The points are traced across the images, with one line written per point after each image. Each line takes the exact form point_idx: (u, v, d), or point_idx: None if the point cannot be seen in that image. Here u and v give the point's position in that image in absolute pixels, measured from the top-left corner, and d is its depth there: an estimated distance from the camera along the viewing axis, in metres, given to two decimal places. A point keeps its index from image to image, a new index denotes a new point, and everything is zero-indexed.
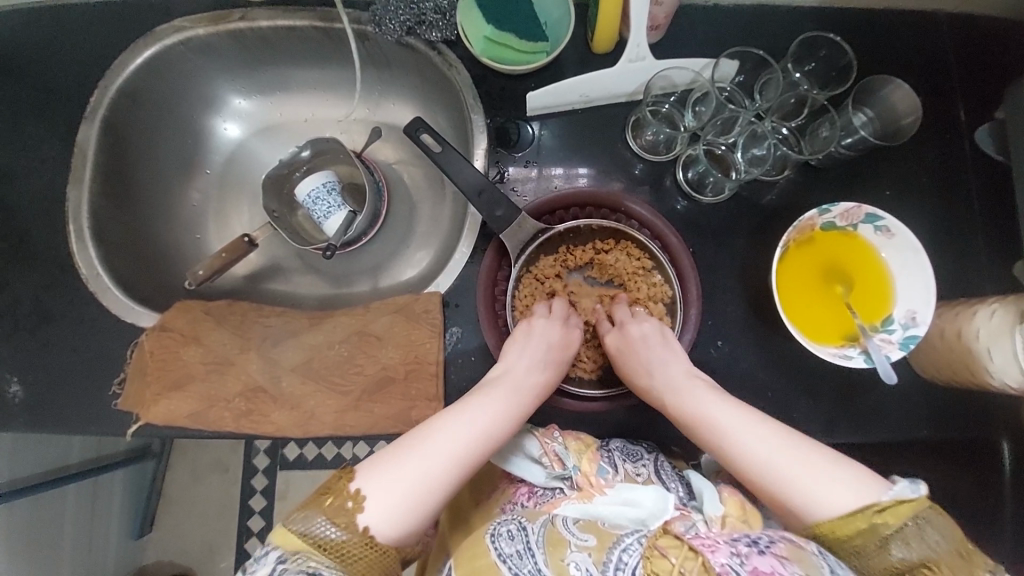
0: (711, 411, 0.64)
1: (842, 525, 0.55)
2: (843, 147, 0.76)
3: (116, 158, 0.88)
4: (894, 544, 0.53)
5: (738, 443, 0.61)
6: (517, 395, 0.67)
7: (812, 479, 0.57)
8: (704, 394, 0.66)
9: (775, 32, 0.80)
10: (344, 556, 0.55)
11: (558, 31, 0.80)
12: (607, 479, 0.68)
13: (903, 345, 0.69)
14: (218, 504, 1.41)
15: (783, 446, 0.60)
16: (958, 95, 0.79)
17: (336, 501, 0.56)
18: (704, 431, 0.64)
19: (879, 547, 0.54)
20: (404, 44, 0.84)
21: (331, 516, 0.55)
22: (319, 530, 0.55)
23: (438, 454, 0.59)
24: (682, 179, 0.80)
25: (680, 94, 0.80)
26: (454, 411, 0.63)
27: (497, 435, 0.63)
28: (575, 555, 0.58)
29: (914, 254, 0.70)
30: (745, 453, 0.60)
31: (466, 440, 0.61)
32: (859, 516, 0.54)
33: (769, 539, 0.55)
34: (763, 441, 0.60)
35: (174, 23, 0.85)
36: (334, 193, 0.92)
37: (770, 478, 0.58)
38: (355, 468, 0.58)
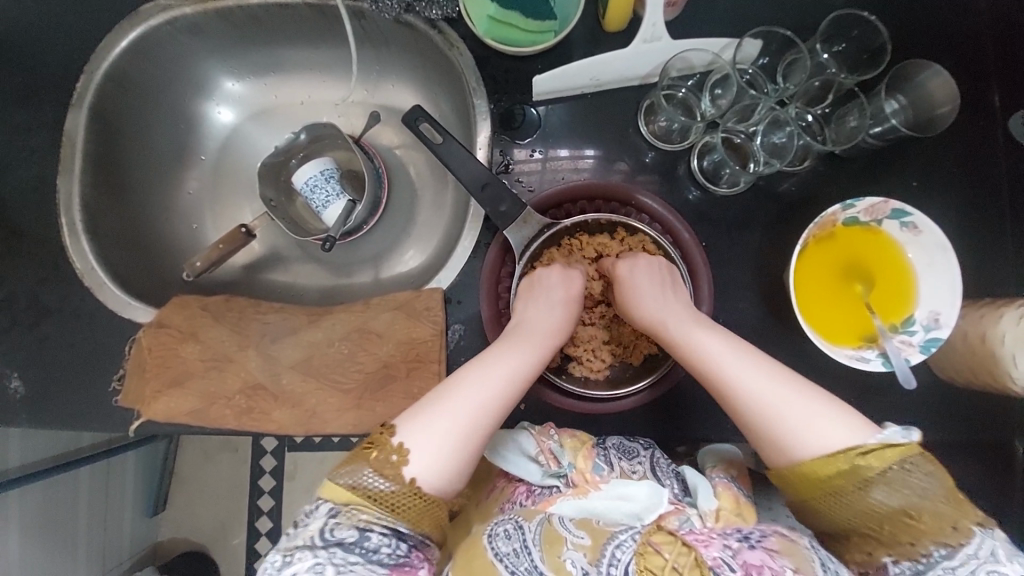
0: (710, 352, 0.63)
1: (822, 465, 0.56)
2: (872, 137, 0.72)
3: (107, 146, 0.84)
4: (875, 486, 0.54)
5: (742, 381, 0.60)
6: (539, 338, 0.67)
7: (811, 417, 0.57)
8: (701, 334, 0.65)
9: (802, 8, 0.74)
10: (394, 507, 0.55)
11: (566, 7, 0.74)
12: (603, 475, 0.66)
13: (923, 348, 0.66)
14: (228, 485, 1.43)
15: (793, 389, 0.59)
16: (998, 76, 0.74)
17: (381, 454, 0.56)
18: (704, 368, 0.63)
19: (859, 489, 0.55)
20: (403, 22, 0.79)
21: (377, 468, 0.56)
22: (367, 482, 0.55)
23: (470, 402, 0.60)
24: (696, 168, 0.76)
25: (698, 77, 0.75)
26: (480, 361, 0.63)
27: (525, 378, 0.63)
28: (571, 553, 0.58)
29: (942, 253, 0.66)
30: (750, 390, 0.59)
31: (496, 385, 0.61)
32: (841, 458, 0.55)
33: (760, 534, 0.59)
34: (772, 381, 0.59)
35: (159, 1, 0.80)
36: (332, 180, 0.88)
37: (771, 418, 0.58)
38: (393, 423, 0.59)
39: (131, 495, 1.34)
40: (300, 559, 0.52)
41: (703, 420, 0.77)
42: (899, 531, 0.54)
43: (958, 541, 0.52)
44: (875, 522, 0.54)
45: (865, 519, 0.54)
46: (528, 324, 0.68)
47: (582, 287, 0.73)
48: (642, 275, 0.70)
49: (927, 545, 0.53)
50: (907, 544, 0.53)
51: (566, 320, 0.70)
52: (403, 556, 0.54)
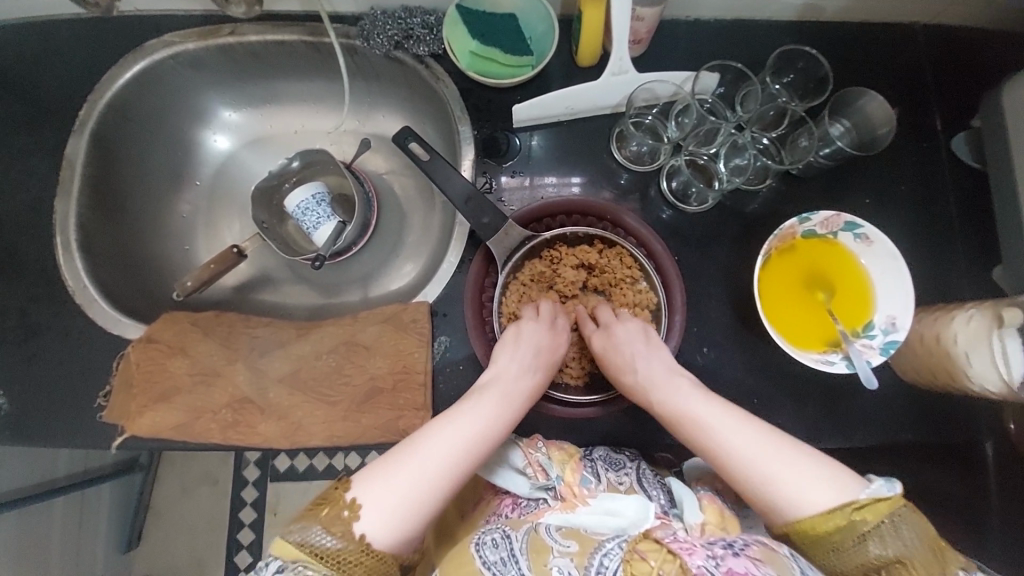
0: (693, 409, 0.64)
1: (821, 521, 0.54)
2: (822, 157, 0.78)
3: (107, 170, 0.88)
4: (870, 540, 0.53)
5: (727, 447, 0.60)
6: (501, 398, 0.66)
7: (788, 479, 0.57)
8: (689, 391, 0.66)
9: (756, 47, 0.82)
10: (342, 565, 0.52)
11: (542, 46, 0.82)
12: (590, 489, 0.67)
13: (883, 350, 0.70)
14: (207, 519, 1.39)
15: (772, 444, 0.59)
16: (934, 105, 0.82)
17: (332, 510, 0.54)
18: (689, 433, 0.64)
19: (856, 544, 0.54)
20: (392, 58, 0.85)
21: (326, 525, 0.53)
22: (315, 538, 0.53)
23: (432, 465, 0.58)
24: (666, 189, 0.81)
25: (663, 106, 0.82)
26: (449, 418, 0.62)
27: (489, 441, 0.62)
28: (557, 561, 0.58)
29: (893, 261, 0.71)
30: (736, 457, 0.59)
31: (458, 449, 0.59)
32: (838, 513, 0.54)
33: (743, 542, 0.56)
34: (752, 445, 0.59)
35: (164, 38, 0.86)
36: (323, 204, 0.92)
37: (758, 481, 0.58)
38: (350, 478, 0.57)
39: (105, 527, 1.30)
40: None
41: None
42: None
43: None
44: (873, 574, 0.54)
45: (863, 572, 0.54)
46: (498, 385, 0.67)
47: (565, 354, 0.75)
48: (626, 339, 0.73)
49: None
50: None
51: (530, 386, 0.69)
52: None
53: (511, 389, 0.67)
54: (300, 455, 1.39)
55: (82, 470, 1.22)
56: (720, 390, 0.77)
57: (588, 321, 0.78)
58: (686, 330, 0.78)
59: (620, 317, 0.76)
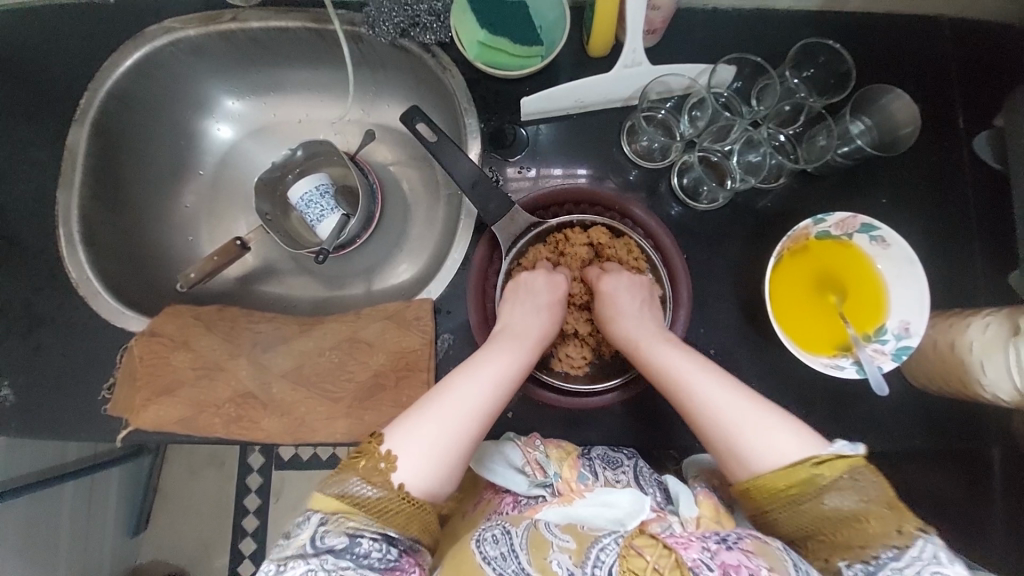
0: (671, 364, 0.66)
1: (781, 475, 0.56)
2: (841, 156, 0.75)
3: (109, 159, 0.87)
4: (828, 493, 0.55)
5: (707, 399, 0.62)
6: (517, 348, 0.68)
7: (762, 433, 0.58)
8: (666, 348, 0.67)
9: (774, 38, 0.79)
10: (383, 514, 0.54)
11: (553, 35, 0.79)
12: (587, 484, 0.67)
13: (895, 356, 0.69)
14: (213, 504, 1.41)
15: (745, 400, 0.61)
16: (958, 101, 0.79)
17: (369, 462, 0.56)
18: (671, 388, 0.65)
19: (814, 497, 0.55)
20: (398, 46, 0.83)
21: (365, 477, 0.55)
22: (355, 490, 0.54)
23: (458, 411, 0.60)
24: (677, 186, 0.79)
25: (677, 99, 0.80)
26: (467, 369, 0.64)
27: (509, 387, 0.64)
28: (557, 556, 0.58)
29: (909, 265, 0.69)
30: (714, 409, 0.61)
31: (481, 393, 0.62)
32: (799, 467, 0.55)
33: (736, 535, 0.56)
34: (731, 399, 0.61)
35: (164, 24, 0.84)
36: (327, 195, 0.91)
37: (731, 434, 0.59)
38: (381, 431, 0.59)
39: (114, 510, 1.32)
40: (292, 568, 0.50)
41: (687, 429, 0.79)
42: (850, 536, 0.54)
43: (904, 543, 0.52)
44: (829, 529, 0.54)
45: (818, 526, 0.55)
46: (511, 339, 0.69)
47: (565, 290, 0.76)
48: (624, 294, 0.74)
49: (876, 547, 0.53)
50: (858, 548, 0.53)
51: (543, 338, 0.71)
52: (394, 561, 0.53)
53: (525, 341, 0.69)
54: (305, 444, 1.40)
55: (91, 456, 1.23)
56: None
57: (593, 268, 0.79)
58: (693, 330, 0.76)
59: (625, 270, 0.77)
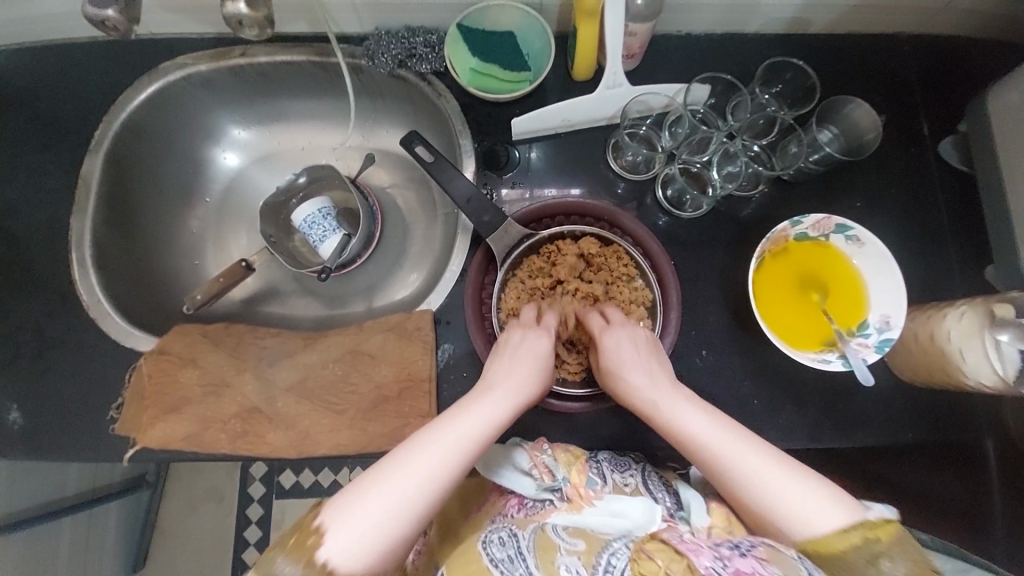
0: (690, 425, 0.62)
1: (834, 540, 0.53)
2: (812, 163, 0.81)
3: (120, 187, 0.91)
4: (885, 560, 0.52)
5: (731, 463, 0.59)
6: (487, 403, 0.62)
7: (800, 498, 0.56)
8: (684, 407, 0.64)
9: (744, 58, 0.85)
10: None
11: (540, 61, 0.86)
12: (595, 490, 0.69)
13: (878, 348, 0.72)
14: (212, 535, 1.39)
15: (775, 464, 0.58)
16: (920, 110, 0.84)
17: (299, 538, 0.52)
18: (695, 452, 0.62)
19: (870, 565, 0.52)
20: (396, 76, 0.89)
21: (291, 554, 0.51)
22: (279, 569, 0.51)
23: (409, 479, 0.54)
24: (662, 197, 0.84)
25: (656, 117, 0.85)
26: (427, 432, 0.58)
27: (474, 449, 0.58)
28: (564, 559, 0.57)
29: (884, 261, 0.73)
30: (743, 476, 0.58)
31: (440, 458, 0.56)
32: (850, 532, 0.53)
33: (749, 543, 0.55)
34: (755, 458, 0.59)
35: (177, 60, 0.90)
36: (329, 218, 0.95)
37: (767, 501, 0.57)
38: (322, 504, 0.54)
39: (113, 544, 1.30)
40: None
41: None
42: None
43: None
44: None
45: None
46: (485, 394, 0.64)
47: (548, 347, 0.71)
48: (625, 347, 0.71)
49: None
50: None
51: (523, 392, 0.66)
52: None
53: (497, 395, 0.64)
54: (305, 470, 1.40)
55: (91, 486, 1.23)
56: (720, 393, 0.78)
57: (597, 317, 0.77)
58: (685, 332, 0.79)
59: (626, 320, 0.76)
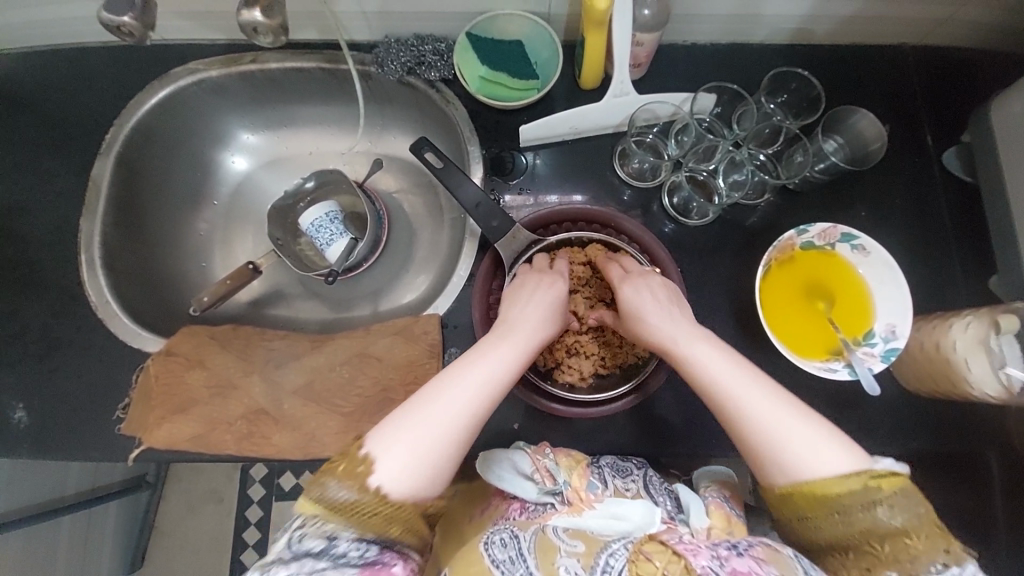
0: (713, 365, 0.62)
1: (832, 485, 0.56)
2: (817, 172, 0.81)
3: (132, 190, 0.92)
4: (880, 506, 0.55)
5: (750, 405, 0.59)
6: (510, 342, 0.65)
7: (806, 443, 0.57)
8: (704, 346, 0.64)
9: (749, 69, 0.86)
10: (360, 516, 0.54)
11: (548, 69, 0.87)
12: (597, 494, 0.68)
13: (884, 357, 0.72)
14: (212, 537, 1.39)
15: (788, 410, 0.59)
16: (924, 121, 0.85)
17: (348, 466, 0.56)
18: (714, 390, 0.61)
19: (865, 508, 0.55)
20: (404, 83, 0.90)
21: (342, 480, 0.55)
22: (332, 493, 0.55)
23: (443, 415, 0.58)
24: (668, 205, 0.84)
25: (663, 125, 0.86)
26: (458, 369, 0.62)
27: (501, 385, 0.62)
28: (565, 561, 0.58)
29: (889, 270, 0.74)
30: (757, 417, 0.59)
31: (467, 394, 0.60)
32: (854, 478, 0.55)
33: (748, 543, 0.59)
34: (771, 404, 0.59)
35: (189, 66, 0.91)
36: (336, 221, 0.95)
37: (775, 444, 0.57)
38: (365, 435, 0.58)
39: (111, 545, 1.30)
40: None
41: (689, 438, 0.80)
42: (898, 551, 0.54)
43: (952, 561, 0.54)
44: (875, 541, 0.55)
45: (866, 539, 0.55)
46: (506, 334, 0.66)
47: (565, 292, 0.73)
48: (645, 294, 0.71)
49: (924, 563, 0.54)
50: (905, 563, 0.54)
51: (542, 331, 0.69)
52: (374, 557, 0.53)
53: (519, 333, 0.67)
54: (306, 472, 1.39)
55: (91, 487, 1.22)
56: None
57: (616, 267, 0.76)
58: None
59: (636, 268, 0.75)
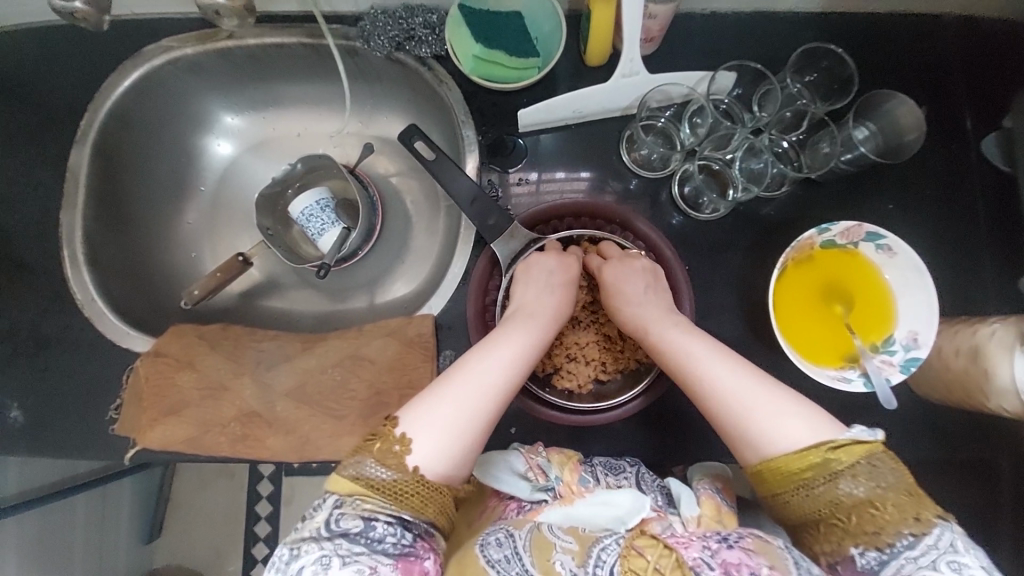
0: (700, 344, 0.64)
1: (791, 461, 0.55)
2: (844, 163, 0.74)
3: (111, 180, 0.88)
4: (843, 478, 0.54)
5: (723, 383, 0.60)
6: (532, 325, 0.68)
7: (776, 417, 0.57)
8: (682, 327, 0.67)
9: (774, 43, 0.78)
10: (398, 495, 0.55)
11: (549, 45, 0.79)
12: (588, 486, 0.67)
13: (904, 367, 0.68)
14: (225, 511, 1.43)
15: (753, 382, 0.60)
16: (966, 101, 0.77)
17: (384, 444, 0.56)
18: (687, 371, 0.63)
19: (827, 481, 0.54)
20: (393, 60, 0.82)
21: (380, 458, 0.56)
22: (370, 472, 0.55)
23: (473, 391, 0.60)
24: (678, 194, 0.78)
25: (676, 107, 0.78)
26: (481, 349, 0.64)
27: (523, 366, 0.64)
28: (560, 557, 0.58)
29: (916, 273, 0.68)
30: (728, 395, 0.60)
31: (495, 372, 0.62)
32: (813, 452, 0.55)
33: (737, 535, 0.58)
34: (742, 382, 0.60)
35: (162, 43, 0.84)
36: (327, 210, 0.91)
37: (743, 418, 0.58)
38: (396, 416, 0.59)
39: (127, 518, 1.34)
40: (307, 552, 0.52)
41: (691, 442, 0.78)
42: (864, 522, 0.53)
43: (921, 530, 0.52)
44: (843, 514, 0.54)
45: (831, 512, 0.54)
46: (520, 316, 0.69)
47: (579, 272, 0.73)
48: (632, 279, 0.71)
49: (892, 534, 0.52)
50: (872, 534, 0.53)
51: (557, 312, 0.71)
52: (409, 546, 0.54)
53: (540, 317, 0.69)
54: None
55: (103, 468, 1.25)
56: None
57: (594, 255, 0.76)
58: None
59: (631, 254, 0.74)
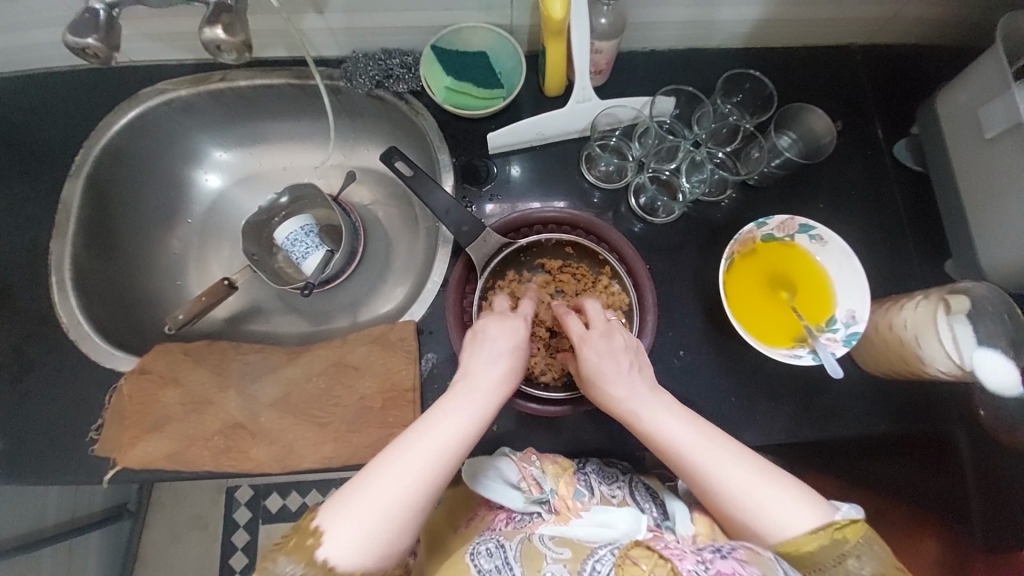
0: (675, 431, 0.62)
1: (805, 541, 0.56)
2: (774, 167, 0.85)
3: (103, 211, 0.92)
4: (850, 559, 0.56)
5: (717, 475, 0.59)
6: (472, 401, 0.61)
7: (768, 501, 0.58)
8: (660, 411, 0.64)
9: (706, 72, 0.90)
10: None
11: (512, 79, 0.90)
12: (584, 502, 0.68)
13: (846, 342, 0.75)
14: (197, 565, 1.34)
15: (747, 466, 0.59)
16: (875, 115, 0.89)
17: (298, 539, 0.53)
18: (680, 461, 0.61)
19: (838, 562, 0.56)
20: (374, 96, 0.91)
21: (292, 555, 0.53)
22: (283, 569, 0.53)
23: (396, 482, 0.55)
24: (635, 205, 0.87)
25: (625, 128, 0.89)
26: (413, 432, 0.58)
27: (458, 450, 0.58)
28: (551, 567, 0.57)
29: (846, 258, 0.77)
30: (721, 482, 0.59)
31: (428, 459, 0.56)
32: (820, 534, 0.56)
33: (730, 546, 0.54)
34: (733, 466, 0.60)
35: (157, 86, 0.92)
36: (312, 234, 0.96)
37: (745, 504, 0.58)
38: (317, 506, 0.55)
39: None
40: None
41: None
42: None
43: None
44: None
45: None
46: (460, 390, 0.62)
47: (526, 338, 0.68)
48: (604, 356, 0.68)
49: None
50: None
51: (501, 383, 0.64)
52: None
53: (482, 392, 0.62)
54: (293, 493, 1.37)
55: (70, 519, 1.19)
56: (697, 392, 0.80)
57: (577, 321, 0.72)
58: (660, 332, 0.81)
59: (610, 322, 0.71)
